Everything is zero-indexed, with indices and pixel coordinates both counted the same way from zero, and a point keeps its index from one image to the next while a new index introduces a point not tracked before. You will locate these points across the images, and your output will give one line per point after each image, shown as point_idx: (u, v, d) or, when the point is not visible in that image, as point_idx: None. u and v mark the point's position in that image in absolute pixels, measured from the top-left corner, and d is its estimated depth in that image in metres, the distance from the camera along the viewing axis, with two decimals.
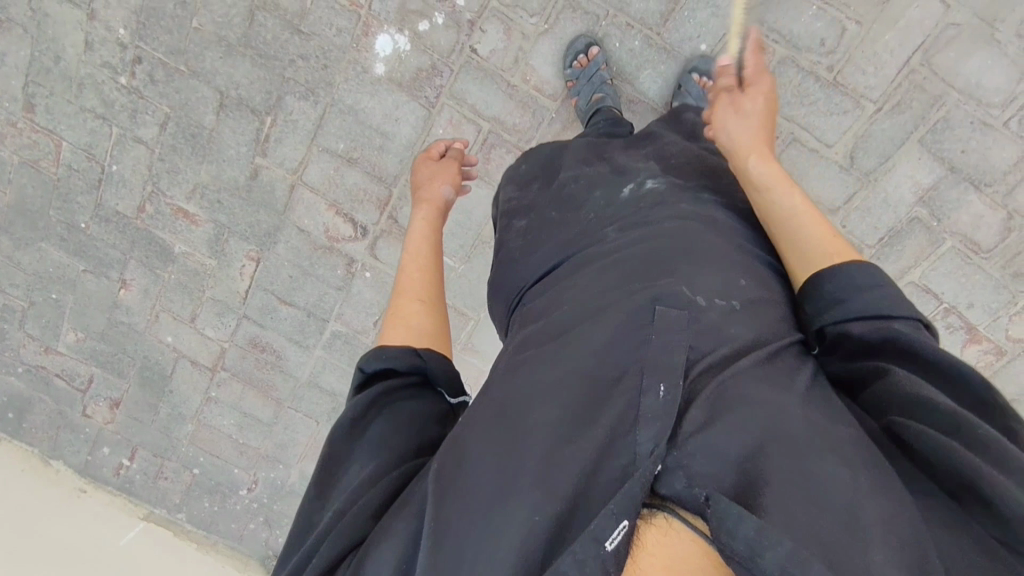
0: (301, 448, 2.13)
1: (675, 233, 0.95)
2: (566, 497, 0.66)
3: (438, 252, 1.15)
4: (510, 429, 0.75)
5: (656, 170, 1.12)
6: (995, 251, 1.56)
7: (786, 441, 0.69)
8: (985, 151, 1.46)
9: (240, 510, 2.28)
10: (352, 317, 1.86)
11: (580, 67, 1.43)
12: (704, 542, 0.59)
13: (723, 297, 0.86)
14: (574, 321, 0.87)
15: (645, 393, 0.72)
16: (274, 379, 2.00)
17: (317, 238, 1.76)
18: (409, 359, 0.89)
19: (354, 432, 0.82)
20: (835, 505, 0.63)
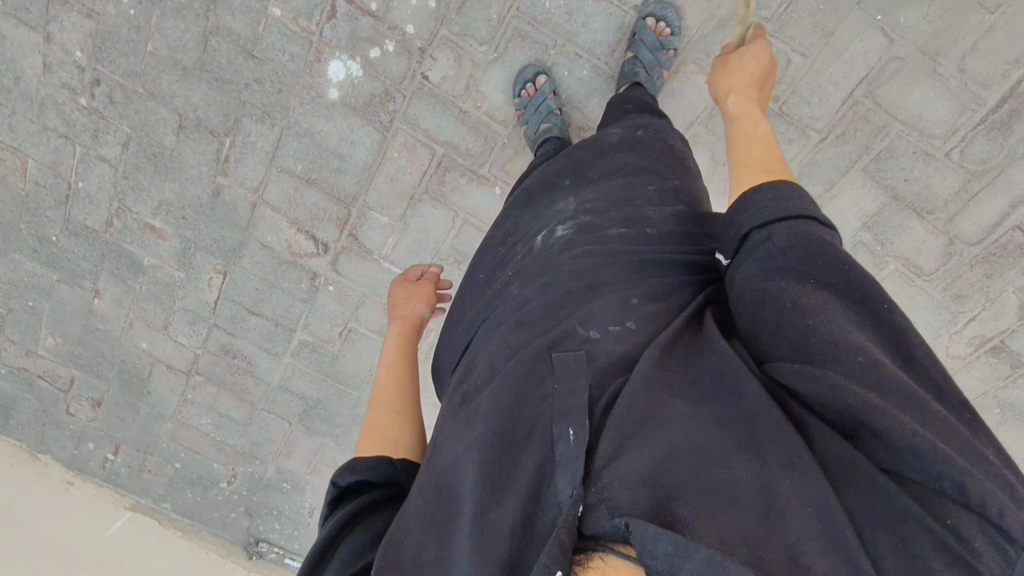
0: (276, 446, 2.23)
1: (574, 273, 1.00)
2: (502, 566, 0.67)
3: (407, 354, 1.24)
4: (447, 510, 0.76)
5: (574, 208, 1.17)
6: (936, 274, 1.61)
7: (697, 453, 0.68)
8: (927, 179, 1.49)
9: (221, 501, 2.39)
10: (318, 327, 1.92)
11: (527, 97, 1.47)
12: (636, 569, 0.58)
13: (618, 322, 0.87)
14: (484, 380, 0.90)
15: (556, 441, 0.73)
16: (248, 383, 2.08)
17: (281, 253, 1.80)
18: (380, 470, 0.93)
19: (327, 552, 0.83)
20: (754, 511, 0.62)
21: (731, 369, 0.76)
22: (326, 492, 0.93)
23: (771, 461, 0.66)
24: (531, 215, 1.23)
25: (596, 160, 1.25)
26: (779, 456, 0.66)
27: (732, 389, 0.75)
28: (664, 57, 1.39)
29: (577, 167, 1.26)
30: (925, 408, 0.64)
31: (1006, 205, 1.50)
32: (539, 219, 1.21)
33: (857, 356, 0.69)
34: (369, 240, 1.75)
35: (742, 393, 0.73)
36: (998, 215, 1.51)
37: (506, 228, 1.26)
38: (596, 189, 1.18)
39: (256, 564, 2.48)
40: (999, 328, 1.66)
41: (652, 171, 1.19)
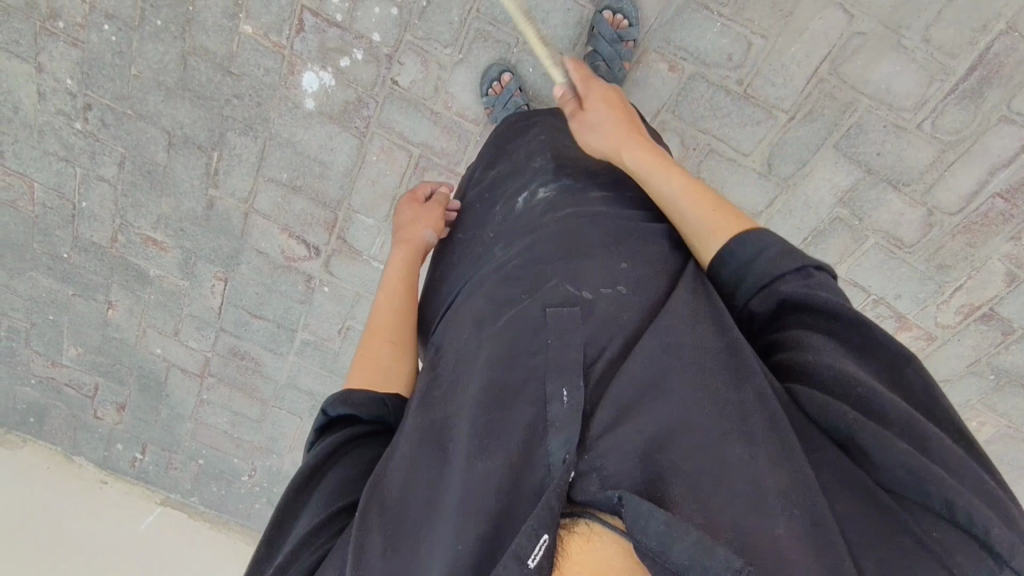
0: (289, 440, 2.33)
1: (558, 234, 1.00)
2: (489, 516, 0.69)
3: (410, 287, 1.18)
4: (437, 456, 0.79)
5: (549, 170, 1.16)
6: (918, 246, 1.59)
7: (690, 428, 0.71)
8: (901, 152, 1.48)
9: (245, 493, 2.52)
10: (318, 326, 2.00)
11: (494, 95, 1.51)
12: (623, 541, 0.60)
13: (609, 285, 0.90)
14: (473, 335, 0.91)
15: (549, 401, 0.75)
16: (258, 381, 2.18)
17: (275, 258, 1.88)
18: (371, 409, 0.95)
19: (315, 477, 0.88)
20: (740, 488, 0.66)
21: (735, 348, 0.79)
22: (316, 417, 0.96)
23: (764, 449, 0.69)
24: (507, 182, 1.21)
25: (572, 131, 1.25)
26: (773, 444, 0.69)
27: (731, 367, 0.77)
28: (624, 49, 1.42)
29: (556, 133, 1.24)
30: (930, 442, 0.67)
31: (984, 173, 1.47)
32: (518, 180, 1.19)
33: (855, 389, 0.72)
34: (358, 241, 1.81)
35: (746, 378, 0.75)
36: (976, 184, 1.49)
37: (485, 190, 1.25)
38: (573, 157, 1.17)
39: None
40: (987, 296, 1.63)
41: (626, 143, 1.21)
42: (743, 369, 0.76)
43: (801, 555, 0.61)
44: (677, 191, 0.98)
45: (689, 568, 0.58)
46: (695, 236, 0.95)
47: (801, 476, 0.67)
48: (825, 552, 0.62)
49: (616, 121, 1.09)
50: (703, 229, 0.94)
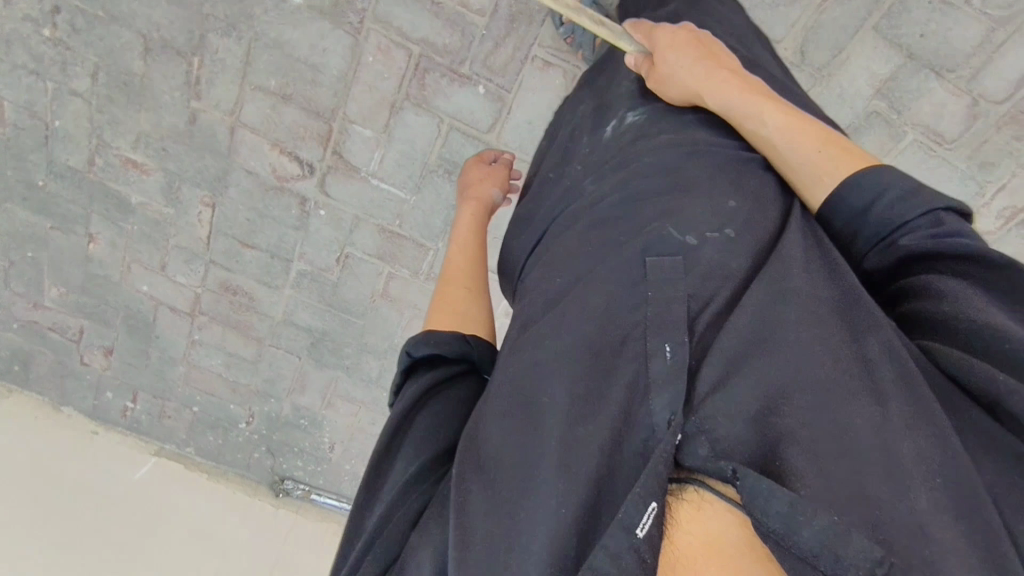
0: (287, 382, 2.23)
1: (659, 168, 0.94)
2: (590, 484, 0.67)
3: (479, 244, 1.21)
4: (527, 409, 0.75)
5: (635, 93, 1.11)
6: (961, 141, 1.46)
7: (812, 386, 0.68)
8: (945, 32, 1.36)
9: (243, 441, 2.44)
10: (314, 255, 1.88)
11: (570, 22, 1.44)
12: (737, 511, 0.62)
13: (714, 228, 0.85)
14: (568, 285, 0.86)
15: (652, 358, 0.74)
16: (251, 319, 2.07)
17: (265, 179, 1.75)
18: (455, 347, 0.90)
19: (403, 426, 0.83)
20: (863, 445, 0.63)
21: (853, 301, 0.76)
22: (399, 358, 0.91)
23: (894, 409, 0.66)
24: (594, 119, 1.15)
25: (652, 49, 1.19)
26: (905, 403, 0.66)
27: (849, 323, 0.73)
28: None
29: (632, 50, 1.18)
30: None
31: None
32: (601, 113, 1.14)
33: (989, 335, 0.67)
34: (355, 156, 1.67)
35: (865, 332, 0.72)
36: None
37: (569, 125, 1.20)
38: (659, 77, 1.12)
39: (283, 501, 2.50)
40: None
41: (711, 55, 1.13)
42: (857, 323, 0.73)
43: (939, 533, 0.57)
44: (777, 128, 0.92)
45: (817, 552, 0.57)
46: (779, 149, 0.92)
47: (942, 442, 0.63)
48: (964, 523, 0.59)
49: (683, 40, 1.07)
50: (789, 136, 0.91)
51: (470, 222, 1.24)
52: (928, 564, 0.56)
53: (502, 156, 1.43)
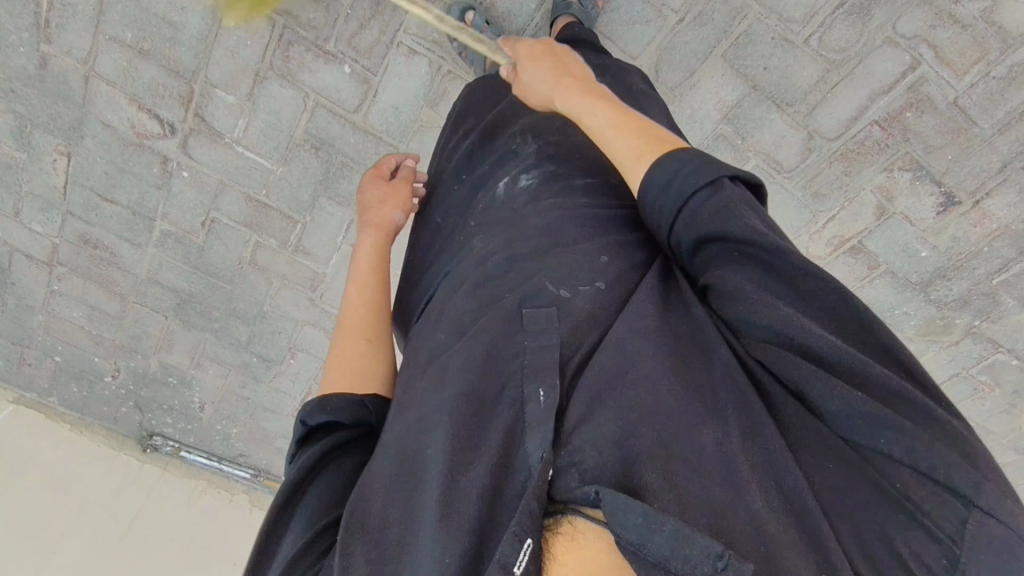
0: (154, 340, 2.19)
1: (542, 227, 0.96)
2: (472, 531, 0.64)
3: (381, 276, 1.20)
4: (412, 465, 0.73)
5: (533, 155, 1.11)
6: (797, 170, 1.57)
7: (665, 414, 0.69)
8: (787, 68, 1.43)
9: (110, 395, 2.38)
10: (178, 216, 1.84)
11: (468, 31, 1.42)
12: (604, 534, 0.61)
13: (588, 282, 0.85)
14: (449, 342, 0.86)
15: (527, 403, 0.72)
16: (114, 275, 2.01)
17: (124, 134, 1.69)
18: (350, 413, 0.95)
19: (295, 494, 0.86)
20: (711, 469, 0.65)
21: (698, 327, 0.78)
22: (293, 429, 0.95)
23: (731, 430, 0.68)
24: (489, 170, 1.15)
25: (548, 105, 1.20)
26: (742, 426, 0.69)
27: (704, 355, 0.76)
28: None
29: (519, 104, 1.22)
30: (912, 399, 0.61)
31: (864, 97, 1.44)
32: (499, 164, 1.15)
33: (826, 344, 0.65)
34: (218, 121, 1.63)
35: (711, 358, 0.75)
36: (856, 109, 1.46)
37: (465, 158, 1.22)
38: (557, 129, 1.13)
39: (149, 457, 2.48)
40: (857, 229, 1.64)
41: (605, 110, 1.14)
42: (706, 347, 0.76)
43: (779, 543, 0.60)
44: (602, 120, 0.92)
45: (668, 560, 0.58)
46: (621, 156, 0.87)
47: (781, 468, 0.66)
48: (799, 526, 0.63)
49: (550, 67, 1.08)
50: (633, 148, 0.86)
51: (369, 255, 1.22)
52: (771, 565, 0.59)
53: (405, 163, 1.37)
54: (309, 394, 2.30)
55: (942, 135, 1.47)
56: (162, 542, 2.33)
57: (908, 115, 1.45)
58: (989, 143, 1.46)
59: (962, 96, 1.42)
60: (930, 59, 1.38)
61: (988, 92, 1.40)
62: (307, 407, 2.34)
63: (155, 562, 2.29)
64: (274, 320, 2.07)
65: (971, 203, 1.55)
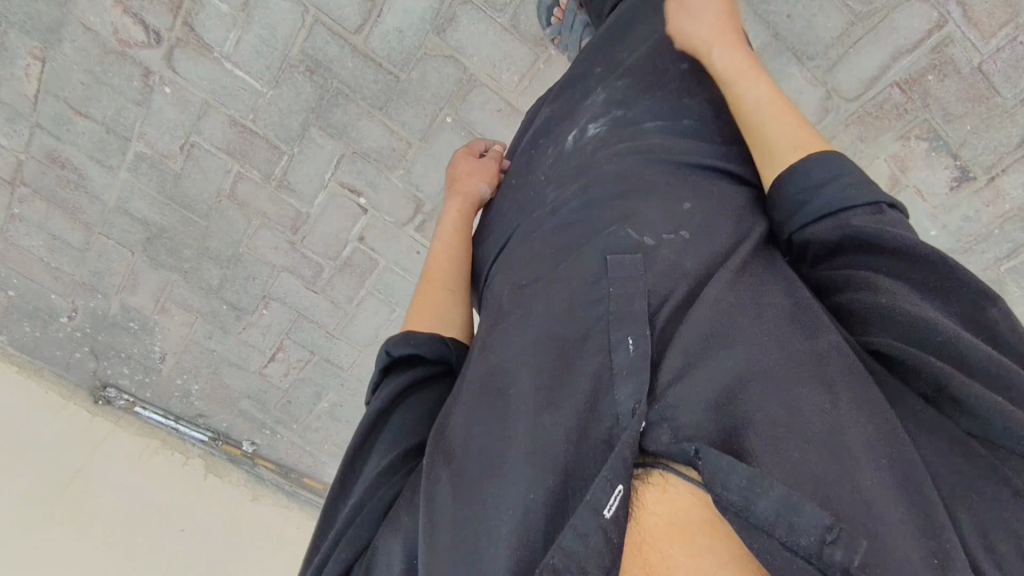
0: (118, 278, 2.05)
1: (618, 173, 0.93)
2: (559, 473, 0.66)
3: (466, 240, 1.18)
4: (497, 402, 0.75)
5: (603, 103, 1.05)
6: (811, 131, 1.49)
7: (768, 377, 0.66)
8: (810, 18, 1.40)
9: (64, 338, 2.23)
10: (156, 138, 1.73)
11: (558, 23, 1.40)
12: (699, 492, 0.60)
13: (672, 229, 0.84)
14: (530, 281, 0.86)
15: (615, 350, 0.72)
16: (81, 201, 1.88)
17: (106, 41, 1.58)
18: (434, 348, 0.94)
19: (376, 425, 0.88)
20: (816, 435, 0.61)
21: (806, 304, 0.74)
22: (376, 358, 0.93)
23: (841, 393, 0.65)
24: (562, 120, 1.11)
25: (620, 50, 1.12)
26: (853, 391, 0.65)
27: (802, 321, 0.72)
28: None
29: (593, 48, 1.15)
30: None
31: (886, 57, 1.40)
32: (568, 117, 1.10)
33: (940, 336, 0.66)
34: (207, 32, 1.54)
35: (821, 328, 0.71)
36: (878, 67, 1.41)
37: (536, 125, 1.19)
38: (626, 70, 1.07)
39: (102, 410, 2.30)
40: None
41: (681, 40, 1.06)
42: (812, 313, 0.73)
43: (886, 509, 0.57)
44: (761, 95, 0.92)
45: (772, 522, 0.56)
46: (766, 148, 0.88)
47: (884, 430, 0.63)
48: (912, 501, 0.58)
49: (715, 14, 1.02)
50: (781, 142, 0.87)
51: (452, 222, 1.19)
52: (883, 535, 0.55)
53: (492, 146, 1.36)
54: (279, 350, 2.17)
55: (963, 102, 1.42)
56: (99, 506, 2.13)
57: (930, 78, 1.41)
58: (1009, 114, 1.42)
59: (987, 61, 1.37)
60: (958, 17, 1.35)
61: (1014, 58, 1.36)
62: (275, 363, 2.20)
63: (89, 526, 2.09)
64: (248, 263, 1.95)
65: (986, 179, 1.50)
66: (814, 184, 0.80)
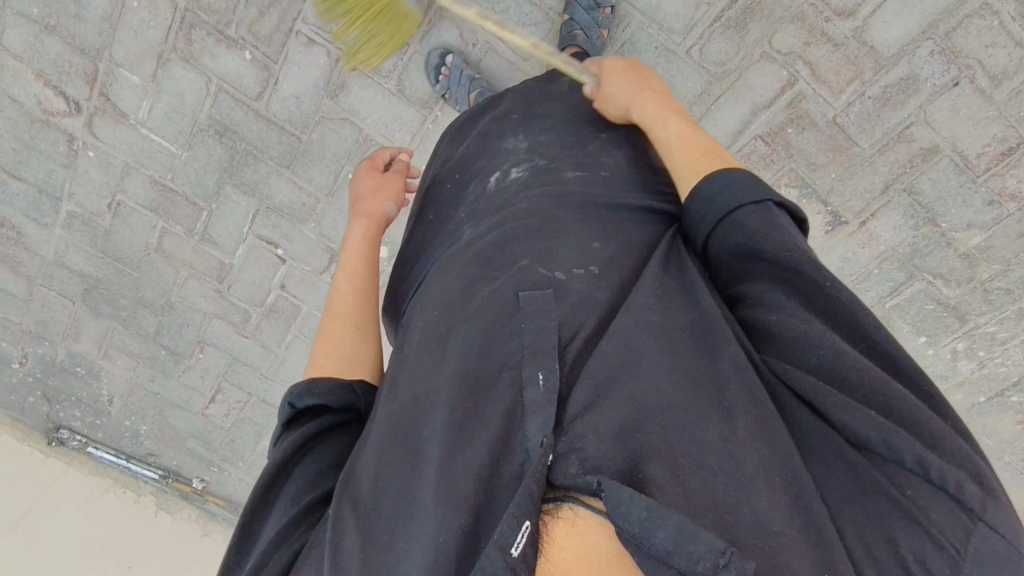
0: (62, 326, 2.15)
1: (533, 211, 0.94)
2: (469, 510, 0.63)
3: (375, 274, 1.12)
4: (410, 440, 0.74)
5: (525, 149, 1.08)
6: None
7: (673, 415, 0.68)
8: (671, 79, 1.49)
9: (17, 383, 2.32)
10: (84, 197, 1.84)
11: (446, 79, 1.52)
12: (604, 524, 0.59)
13: (582, 266, 0.85)
14: (442, 317, 0.86)
15: (526, 385, 0.71)
16: (21, 255, 2.00)
17: (31, 110, 1.70)
18: (338, 396, 0.90)
19: (280, 477, 0.82)
20: (717, 467, 0.64)
21: (707, 323, 0.78)
22: (279, 410, 0.89)
23: (740, 426, 0.68)
24: (476, 160, 1.14)
25: (536, 104, 1.17)
26: (749, 421, 0.69)
27: (703, 350, 0.75)
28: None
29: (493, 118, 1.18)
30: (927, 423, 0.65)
31: (747, 112, 1.49)
32: (489, 160, 1.11)
33: (832, 359, 0.71)
34: (121, 101, 1.65)
35: (720, 355, 0.74)
36: (741, 121, 1.50)
37: (458, 158, 1.18)
38: (550, 127, 1.11)
39: (55, 451, 2.33)
40: None
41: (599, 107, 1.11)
42: (716, 345, 0.75)
43: (782, 535, 0.61)
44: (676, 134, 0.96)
45: (671, 553, 0.57)
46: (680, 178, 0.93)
47: (784, 455, 0.67)
48: (805, 525, 0.62)
49: (628, 78, 1.07)
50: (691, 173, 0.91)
51: (359, 248, 1.15)
52: (775, 559, 0.59)
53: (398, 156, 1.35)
54: (218, 392, 2.25)
55: (824, 152, 1.51)
56: (61, 540, 2.18)
57: (790, 130, 1.50)
58: (869, 162, 1.50)
59: (841, 114, 1.47)
60: (807, 75, 1.44)
61: (865, 111, 1.45)
62: (217, 404, 2.29)
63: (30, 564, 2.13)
64: (181, 310, 2.05)
65: (857, 223, 1.58)
66: (723, 190, 0.84)
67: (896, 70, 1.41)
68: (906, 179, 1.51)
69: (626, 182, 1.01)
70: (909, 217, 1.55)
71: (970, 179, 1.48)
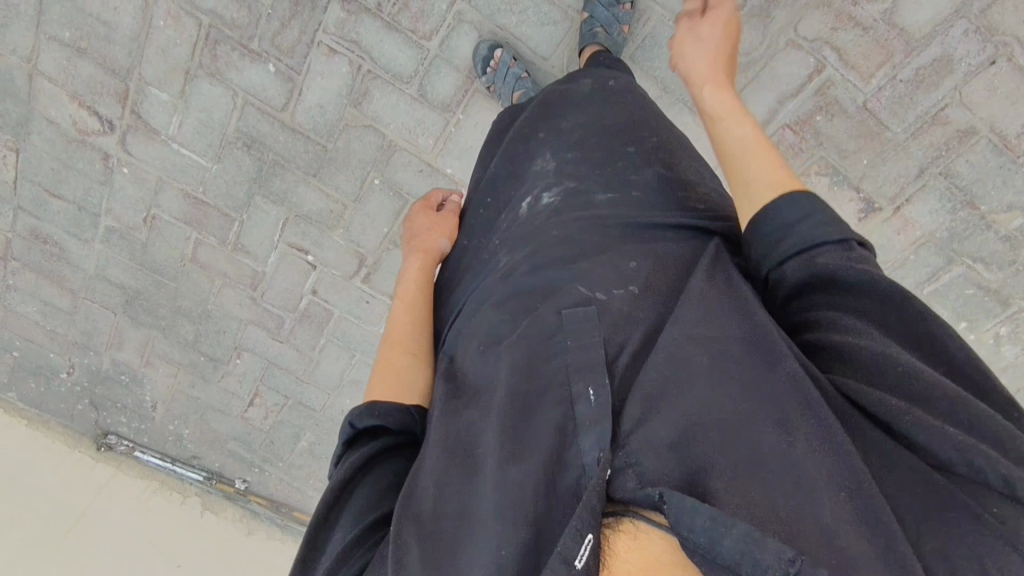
0: (106, 336, 2.22)
1: (569, 237, 0.95)
2: (529, 527, 0.65)
3: (430, 303, 1.15)
4: (465, 462, 0.76)
5: (553, 172, 1.09)
6: None
7: (727, 422, 0.67)
8: None
9: (66, 392, 2.38)
10: (122, 213, 1.89)
11: (492, 72, 1.50)
12: (668, 537, 0.58)
13: (621, 286, 0.85)
14: (490, 347, 0.87)
15: (577, 402, 0.72)
16: (64, 270, 2.06)
17: (67, 131, 1.75)
18: (397, 418, 0.92)
19: (341, 498, 0.83)
20: (779, 472, 0.63)
21: (759, 329, 0.76)
22: (340, 431, 0.92)
23: (801, 432, 0.66)
24: (512, 182, 1.14)
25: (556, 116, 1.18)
26: (809, 424, 0.66)
27: (757, 354, 0.73)
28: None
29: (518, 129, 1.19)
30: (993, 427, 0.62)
31: (774, 100, 1.46)
32: (520, 184, 1.12)
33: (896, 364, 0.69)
34: (152, 118, 1.69)
35: (777, 356, 0.72)
36: (768, 111, 1.48)
37: (486, 181, 1.19)
38: (579, 136, 1.12)
39: (104, 456, 2.40)
40: None
41: (626, 125, 1.12)
42: (768, 346, 0.73)
43: (854, 544, 0.57)
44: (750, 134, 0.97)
45: (737, 562, 0.55)
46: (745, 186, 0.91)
47: (849, 463, 0.63)
48: (876, 527, 0.59)
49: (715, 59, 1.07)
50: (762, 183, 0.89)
51: (417, 280, 1.18)
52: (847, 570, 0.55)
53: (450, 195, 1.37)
54: (256, 396, 2.31)
55: (854, 139, 1.47)
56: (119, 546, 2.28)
57: (819, 118, 1.47)
58: (903, 147, 1.47)
59: (872, 100, 1.43)
60: (835, 61, 1.41)
61: (897, 95, 1.42)
62: (255, 408, 2.34)
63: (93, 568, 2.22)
64: (218, 318, 2.10)
65: (892, 209, 1.54)
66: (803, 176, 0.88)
67: (929, 52, 1.37)
68: (943, 162, 1.46)
69: (658, 201, 1.01)
70: (946, 201, 1.51)
71: (1010, 159, 1.43)
